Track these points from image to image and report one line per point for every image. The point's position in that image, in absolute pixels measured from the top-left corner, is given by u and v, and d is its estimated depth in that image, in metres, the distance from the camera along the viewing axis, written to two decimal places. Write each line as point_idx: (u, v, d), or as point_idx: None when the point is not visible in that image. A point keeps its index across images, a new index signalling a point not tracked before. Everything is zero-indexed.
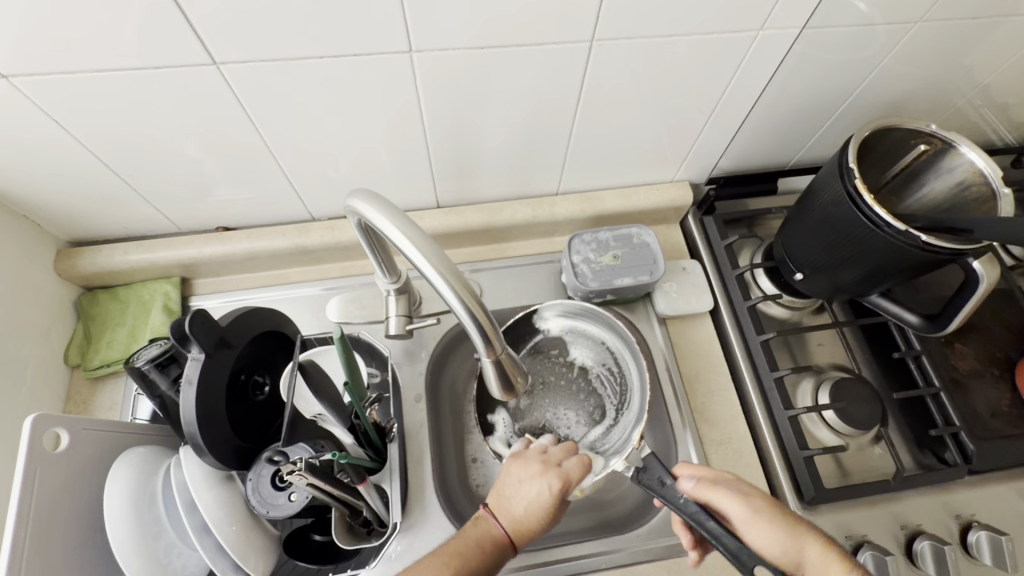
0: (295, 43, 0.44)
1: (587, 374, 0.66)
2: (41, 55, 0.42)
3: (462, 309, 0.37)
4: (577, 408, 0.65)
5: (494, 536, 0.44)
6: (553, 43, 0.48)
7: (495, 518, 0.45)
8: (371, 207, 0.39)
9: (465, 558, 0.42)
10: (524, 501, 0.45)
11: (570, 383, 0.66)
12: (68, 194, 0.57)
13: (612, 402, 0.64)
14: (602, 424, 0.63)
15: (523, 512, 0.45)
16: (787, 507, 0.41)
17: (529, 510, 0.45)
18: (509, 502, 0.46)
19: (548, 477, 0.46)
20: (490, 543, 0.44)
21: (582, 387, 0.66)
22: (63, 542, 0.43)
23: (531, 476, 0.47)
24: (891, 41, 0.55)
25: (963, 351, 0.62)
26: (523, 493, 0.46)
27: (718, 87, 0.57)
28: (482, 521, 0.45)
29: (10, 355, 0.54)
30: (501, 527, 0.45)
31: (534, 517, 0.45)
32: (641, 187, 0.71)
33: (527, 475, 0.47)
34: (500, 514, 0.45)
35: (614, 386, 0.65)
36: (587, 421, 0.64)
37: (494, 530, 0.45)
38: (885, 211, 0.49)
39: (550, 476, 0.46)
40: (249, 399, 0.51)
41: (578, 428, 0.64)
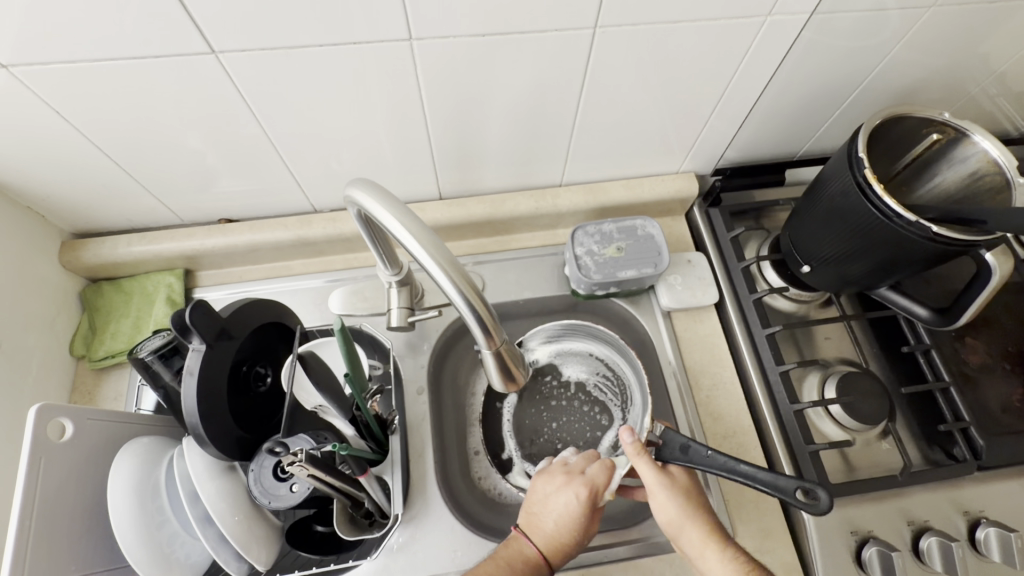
0: (294, 31, 0.44)
1: (585, 389, 0.67)
2: (40, 44, 0.42)
3: (460, 300, 0.37)
4: (582, 420, 0.65)
5: (529, 557, 0.46)
6: (555, 30, 0.47)
7: (528, 537, 0.47)
8: (369, 196, 0.38)
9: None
10: (555, 515, 0.48)
11: (568, 399, 0.67)
12: (71, 185, 0.57)
13: (615, 403, 0.65)
14: (611, 427, 0.64)
15: (556, 528, 0.47)
16: (698, 492, 0.49)
17: (560, 526, 0.47)
18: (540, 518, 0.48)
19: (575, 487, 0.48)
20: (526, 563, 0.46)
21: (582, 402, 0.66)
22: (68, 530, 0.44)
23: (558, 489, 0.49)
24: (904, 27, 0.54)
25: (974, 345, 0.61)
26: (553, 508, 0.48)
27: (725, 75, 0.56)
28: (515, 541, 0.48)
29: (15, 346, 0.55)
30: (535, 547, 0.47)
31: (566, 531, 0.47)
32: (646, 178, 0.70)
33: (552, 488, 0.49)
34: (534, 535, 0.48)
35: (613, 390, 0.66)
36: (596, 430, 0.64)
37: (528, 550, 0.47)
38: (896, 202, 0.48)
39: (575, 485, 0.49)
40: (251, 391, 0.51)
41: (591, 438, 0.64)
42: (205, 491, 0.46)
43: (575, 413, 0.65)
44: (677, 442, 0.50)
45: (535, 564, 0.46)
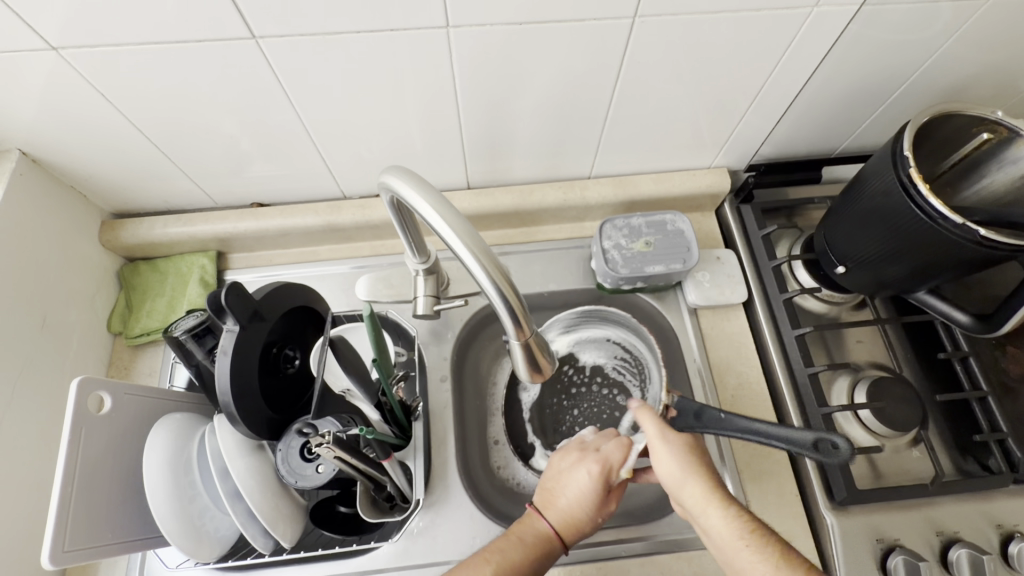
0: (333, 17, 0.44)
1: (603, 372, 0.67)
2: (89, 28, 0.43)
3: (491, 288, 0.37)
4: (601, 403, 0.66)
5: (541, 533, 0.47)
6: (592, 19, 0.46)
7: (542, 515, 0.48)
8: (403, 181, 0.39)
9: (511, 553, 0.45)
10: (569, 494, 0.48)
11: (585, 384, 0.67)
12: (113, 167, 0.58)
13: (634, 383, 0.66)
14: (630, 407, 0.65)
15: (569, 506, 0.48)
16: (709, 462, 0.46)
17: (575, 505, 0.48)
18: (556, 495, 0.49)
19: (589, 465, 0.48)
20: (538, 539, 0.46)
21: (599, 386, 0.67)
22: (107, 499, 0.45)
23: (573, 466, 0.49)
24: (958, 20, 0.51)
25: (1017, 354, 0.59)
26: (568, 486, 0.48)
27: (765, 68, 0.54)
28: (531, 518, 0.48)
29: (57, 320, 0.57)
30: (548, 524, 0.47)
31: (580, 510, 0.48)
32: (677, 172, 0.69)
33: (568, 465, 0.50)
34: (548, 512, 0.48)
35: (631, 370, 0.67)
36: (615, 410, 0.65)
37: (543, 527, 0.47)
38: (941, 202, 0.46)
39: (588, 462, 0.49)
40: (281, 372, 0.52)
41: (611, 419, 0.65)
42: (235, 468, 0.47)
43: (594, 398, 0.66)
44: (689, 409, 0.50)
45: (549, 540, 0.47)
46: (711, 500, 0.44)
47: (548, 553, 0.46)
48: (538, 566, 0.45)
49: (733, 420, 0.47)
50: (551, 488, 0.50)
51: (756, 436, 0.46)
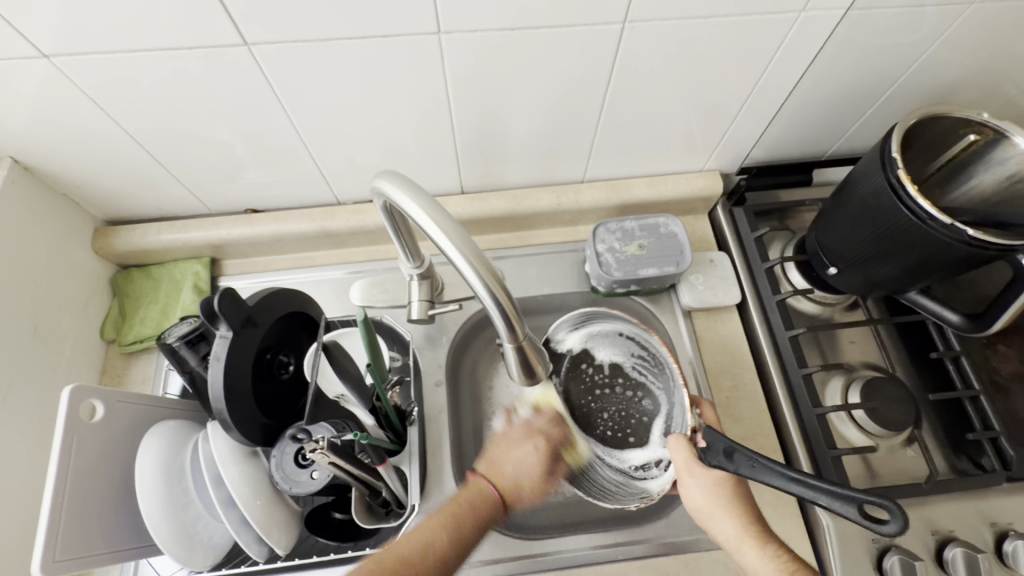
0: (325, 23, 0.44)
1: (623, 372, 0.64)
2: (83, 36, 0.43)
3: (483, 291, 0.37)
4: (625, 405, 0.62)
5: (489, 498, 0.49)
6: (583, 25, 0.47)
7: (489, 481, 0.50)
8: (396, 186, 0.39)
9: (462, 518, 0.47)
10: (520, 467, 0.52)
11: (607, 384, 0.63)
12: (106, 175, 0.58)
13: (657, 386, 0.62)
14: (659, 411, 0.61)
15: (519, 476, 0.52)
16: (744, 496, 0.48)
17: (528, 475, 0.52)
18: (508, 465, 0.52)
19: (535, 441, 0.55)
20: (484, 503, 0.49)
21: (622, 387, 0.63)
22: (99, 507, 0.45)
23: (522, 445, 0.54)
24: (942, 25, 0.52)
25: (1006, 353, 0.59)
26: (518, 459, 0.53)
27: (755, 73, 0.55)
28: (475, 483, 0.50)
29: (48, 329, 0.56)
30: (495, 490, 0.50)
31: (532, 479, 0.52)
32: (670, 176, 0.69)
33: (516, 443, 0.54)
34: (495, 480, 0.51)
35: (652, 371, 0.63)
36: (642, 414, 0.61)
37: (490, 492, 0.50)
38: (930, 203, 0.47)
39: (535, 438, 0.55)
40: (275, 378, 0.52)
41: (639, 423, 0.61)
42: (229, 475, 0.47)
43: (619, 400, 0.62)
44: (720, 445, 0.45)
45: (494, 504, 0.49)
46: (742, 535, 0.45)
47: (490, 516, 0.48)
48: (481, 525, 0.48)
49: (768, 471, 0.42)
50: (500, 464, 0.52)
51: (793, 493, 0.41)
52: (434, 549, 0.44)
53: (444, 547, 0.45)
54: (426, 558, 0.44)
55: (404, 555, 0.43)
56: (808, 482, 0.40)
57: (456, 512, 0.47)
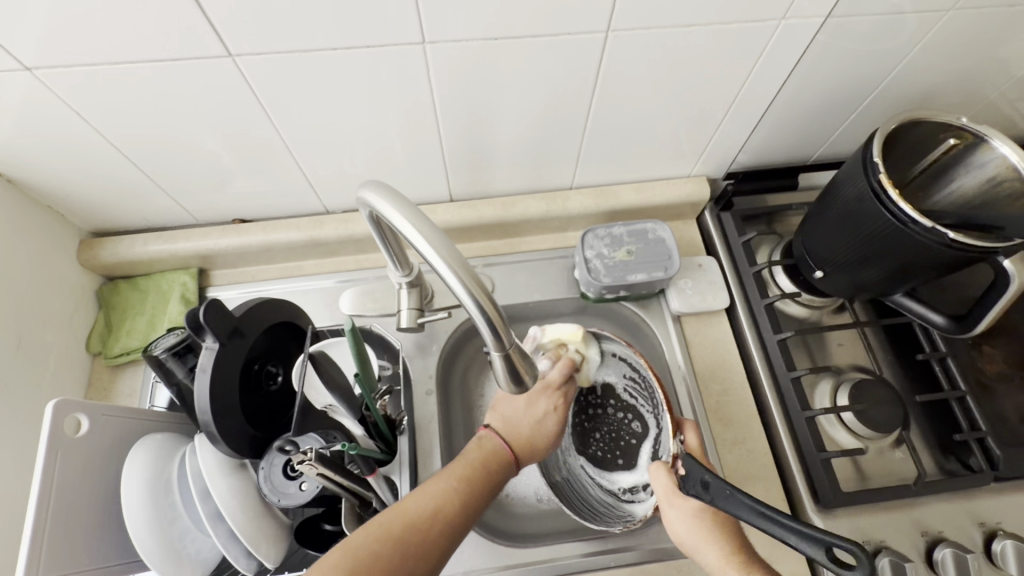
0: (311, 33, 0.44)
1: (615, 393, 0.64)
2: (66, 48, 0.43)
3: (468, 300, 0.36)
4: (616, 428, 0.63)
5: (501, 453, 0.50)
6: (566, 34, 0.47)
7: (500, 436, 0.52)
8: (380, 197, 0.39)
9: (475, 476, 0.47)
10: (535, 426, 0.53)
11: (600, 405, 0.64)
12: (91, 186, 0.58)
13: (648, 410, 0.62)
14: (647, 435, 0.62)
15: (533, 435, 0.53)
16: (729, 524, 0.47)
17: (543, 435, 0.53)
18: (516, 422, 0.53)
19: (553, 401, 0.54)
20: (497, 457, 0.50)
21: (614, 408, 0.64)
22: (83, 522, 0.44)
23: (536, 405, 0.54)
24: (922, 31, 0.53)
25: (991, 353, 0.60)
26: (532, 419, 0.53)
27: (738, 80, 0.55)
28: (486, 440, 0.51)
29: (33, 342, 0.56)
30: (506, 445, 0.51)
31: (545, 439, 0.53)
32: (657, 182, 0.70)
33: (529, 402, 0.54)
34: (506, 436, 0.52)
35: (641, 394, 0.63)
36: (632, 437, 0.63)
37: (501, 449, 0.51)
38: (911, 207, 0.48)
39: (553, 398, 0.54)
40: (262, 390, 0.52)
41: (628, 446, 0.62)
42: (217, 489, 0.47)
43: (610, 421, 0.64)
44: (698, 476, 0.44)
45: (506, 458, 0.50)
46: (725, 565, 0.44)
47: (505, 470, 0.50)
48: (496, 479, 0.49)
49: (739, 504, 0.40)
50: (512, 420, 0.53)
51: (761, 528, 0.38)
52: (444, 512, 0.44)
53: (454, 510, 0.45)
54: (436, 519, 0.44)
55: (411, 518, 0.43)
56: (774, 519, 0.38)
57: (467, 474, 0.47)
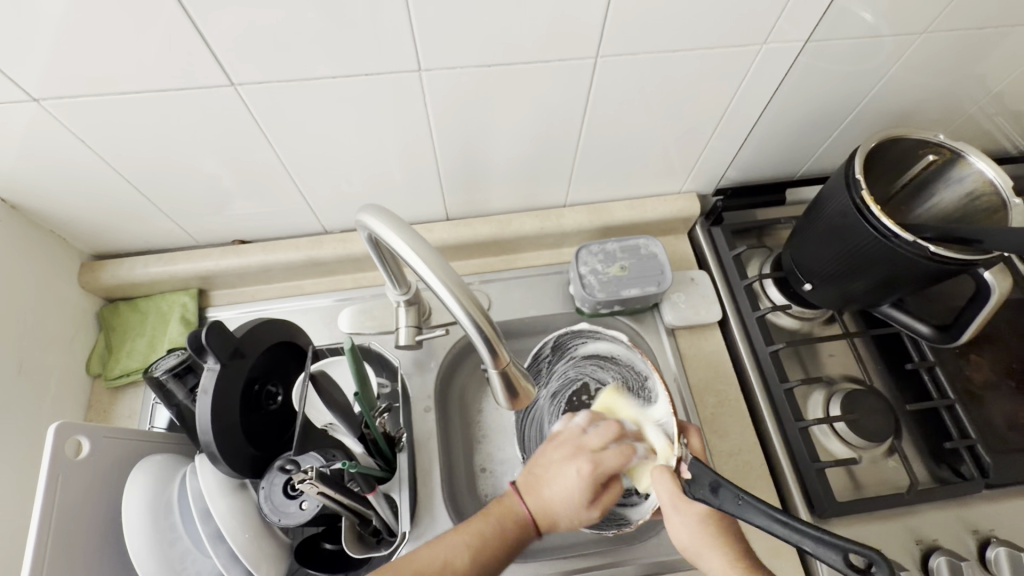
0: (312, 62, 0.46)
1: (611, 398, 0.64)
2: (73, 79, 0.44)
3: (466, 320, 0.37)
4: None
5: (519, 517, 0.47)
6: (556, 59, 0.49)
7: (522, 499, 0.48)
8: (379, 220, 0.40)
9: (486, 541, 0.45)
10: (555, 485, 0.49)
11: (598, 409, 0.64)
12: (94, 210, 0.59)
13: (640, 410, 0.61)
14: None
15: (553, 498, 0.48)
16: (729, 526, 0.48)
17: (558, 496, 0.48)
18: (540, 487, 0.49)
19: (580, 464, 0.49)
20: (513, 525, 0.47)
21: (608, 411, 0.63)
22: (83, 547, 0.44)
23: (563, 461, 0.50)
24: (898, 51, 0.55)
25: (978, 362, 0.61)
26: (554, 478, 0.49)
27: (724, 100, 0.57)
28: (507, 502, 0.48)
29: (34, 365, 0.56)
30: (526, 510, 0.48)
31: (563, 503, 0.48)
32: (648, 198, 0.71)
33: (560, 458, 0.50)
34: (528, 497, 0.48)
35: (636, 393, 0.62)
36: None
37: (520, 514, 0.48)
38: (892, 221, 0.49)
39: (580, 460, 0.49)
40: (262, 409, 0.52)
41: None
42: (217, 509, 0.47)
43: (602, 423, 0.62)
44: (706, 478, 0.45)
45: (524, 526, 0.47)
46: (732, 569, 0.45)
47: (521, 539, 0.47)
48: (510, 548, 0.46)
49: (752, 509, 0.41)
50: (540, 480, 0.49)
51: (777, 534, 0.39)
52: (452, 567, 0.44)
53: (462, 569, 0.44)
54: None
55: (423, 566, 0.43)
56: (791, 523, 0.39)
57: (476, 536, 0.46)
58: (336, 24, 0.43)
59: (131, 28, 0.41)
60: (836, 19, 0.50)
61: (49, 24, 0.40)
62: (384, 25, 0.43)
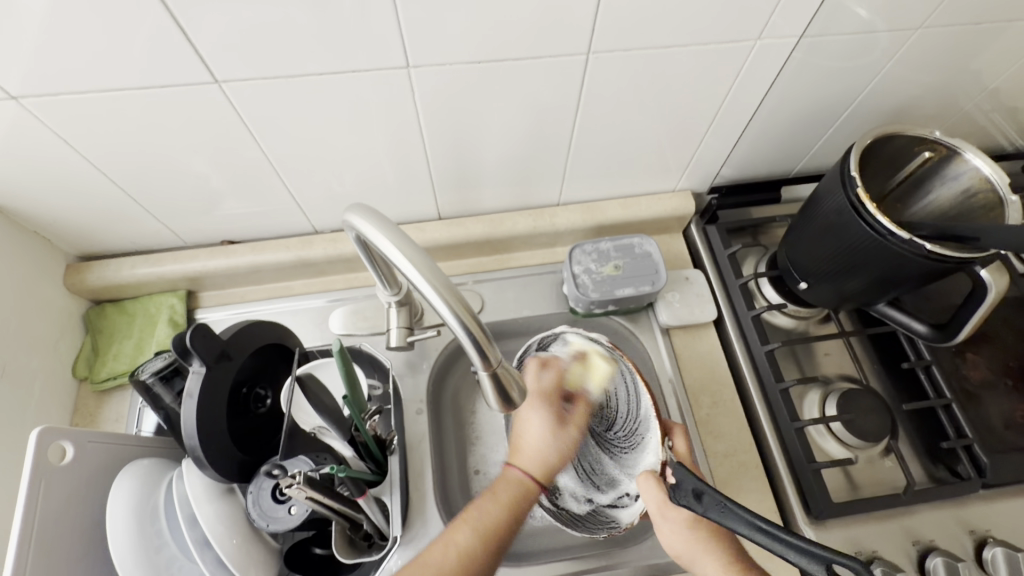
0: (299, 58, 0.45)
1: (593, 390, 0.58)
2: (53, 77, 0.43)
3: (455, 323, 0.36)
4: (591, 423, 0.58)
5: (522, 483, 0.50)
6: (548, 56, 0.48)
7: (516, 467, 0.52)
8: (365, 220, 0.39)
9: (498, 508, 0.48)
10: (531, 437, 0.54)
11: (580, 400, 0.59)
12: (78, 211, 0.58)
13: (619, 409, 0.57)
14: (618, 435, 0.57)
15: (535, 450, 0.53)
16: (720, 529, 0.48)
17: (539, 444, 0.53)
18: (531, 451, 0.53)
19: (533, 404, 0.55)
20: (519, 489, 0.50)
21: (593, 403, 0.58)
22: (66, 556, 0.44)
23: (525, 414, 0.55)
24: (894, 47, 0.55)
25: (974, 360, 0.61)
26: (528, 431, 0.54)
27: (718, 96, 0.57)
28: (507, 474, 0.51)
29: (18, 369, 0.55)
30: (520, 472, 0.51)
31: (546, 447, 0.53)
32: (642, 197, 0.71)
33: (526, 417, 0.55)
34: (517, 462, 0.52)
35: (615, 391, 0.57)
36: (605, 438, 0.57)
37: (521, 481, 0.51)
38: (888, 219, 0.49)
39: (537, 406, 0.54)
40: (251, 413, 0.52)
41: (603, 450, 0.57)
42: (203, 515, 0.46)
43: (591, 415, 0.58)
44: (689, 485, 0.43)
45: (528, 488, 0.50)
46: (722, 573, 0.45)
47: (530, 500, 0.50)
48: (520, 508, 0.49)
49: (736, 517, 0.40)
50: (521, 443, 0.54)
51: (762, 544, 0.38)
52: (460, 550, 0.45)
53: (470, 545, 0.45)
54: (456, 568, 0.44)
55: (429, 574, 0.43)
56: (777, 535, 0.38)
57: (482, 517, 0.47)
58: (324, 20, 0.42)
59: (111, 24, 0.40)
60: (831, 14, 0.49)
61: (28, 22, 0.39)
62: (372, 21, 0.43)
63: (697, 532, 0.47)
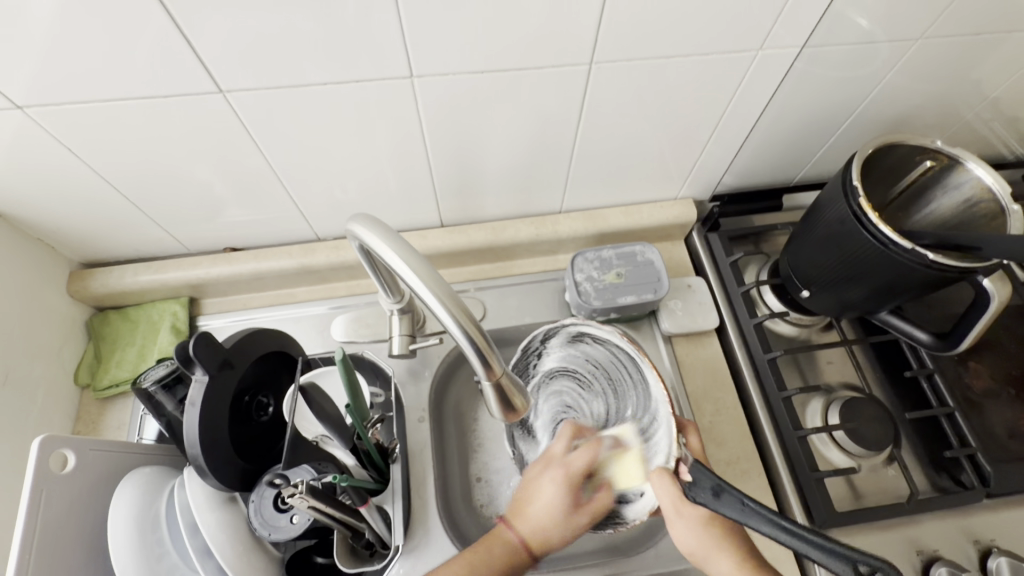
0: (303, 68, 0.45)
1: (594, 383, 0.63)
2: (59, 86, 0.43)
3: (459, 333, 0.36)
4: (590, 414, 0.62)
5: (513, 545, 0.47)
6: (550, 66, 0.49)
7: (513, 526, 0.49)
8: (370, 232, 0.39)
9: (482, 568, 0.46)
10: (537, 502, 0.49)
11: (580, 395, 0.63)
12: (82, 218, 0.58)
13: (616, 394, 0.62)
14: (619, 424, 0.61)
15: (539, 516, 0.48)
16: (734, 527, 0.47)
17: (544, 514, 0.48)
18: (539, 518, 0.48)
19: (553, 474, 0.50)
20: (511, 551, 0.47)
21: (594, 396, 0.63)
22: (67, 564, 0.43)
23: (540, 475, 0.51)
24: (894, 57, 0.55)
25: (977, 369, 0.61)
26: (535, 496, 0.50)
27: (719, 106, 0.57)
28: (502, 531, 0.48)
29: (20, 376, 0.55)
30: (514, 535, 0.48)
31: (548, 520, 0.48)
32: (644, 204, 0.71)
33: (544, 483, 0.50)
34: (515, 522, 0.49)
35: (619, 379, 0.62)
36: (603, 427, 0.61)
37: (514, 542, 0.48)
38: (890, 228, 0.49)
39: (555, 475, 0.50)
40: (253, 421, 0.52)
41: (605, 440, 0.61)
42: (205, 522, 0.46)
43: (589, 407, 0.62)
44: (707, 482, 0.43)
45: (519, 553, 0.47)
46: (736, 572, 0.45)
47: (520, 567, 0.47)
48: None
49: (756, 516, 0.39)
50: (525, 505, 0.50)
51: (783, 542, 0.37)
52: None
53: None
54: None
55: None
56: (797, 531, 0.37)
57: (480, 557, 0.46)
58: (329, 30, 0.42)
59: (117, 35, 0.40)
60: (832, 25, 0.50)
61: (36, 33, 0.39)
62: (376, 32, 0.43)
63: (710, 530, 0.46)
